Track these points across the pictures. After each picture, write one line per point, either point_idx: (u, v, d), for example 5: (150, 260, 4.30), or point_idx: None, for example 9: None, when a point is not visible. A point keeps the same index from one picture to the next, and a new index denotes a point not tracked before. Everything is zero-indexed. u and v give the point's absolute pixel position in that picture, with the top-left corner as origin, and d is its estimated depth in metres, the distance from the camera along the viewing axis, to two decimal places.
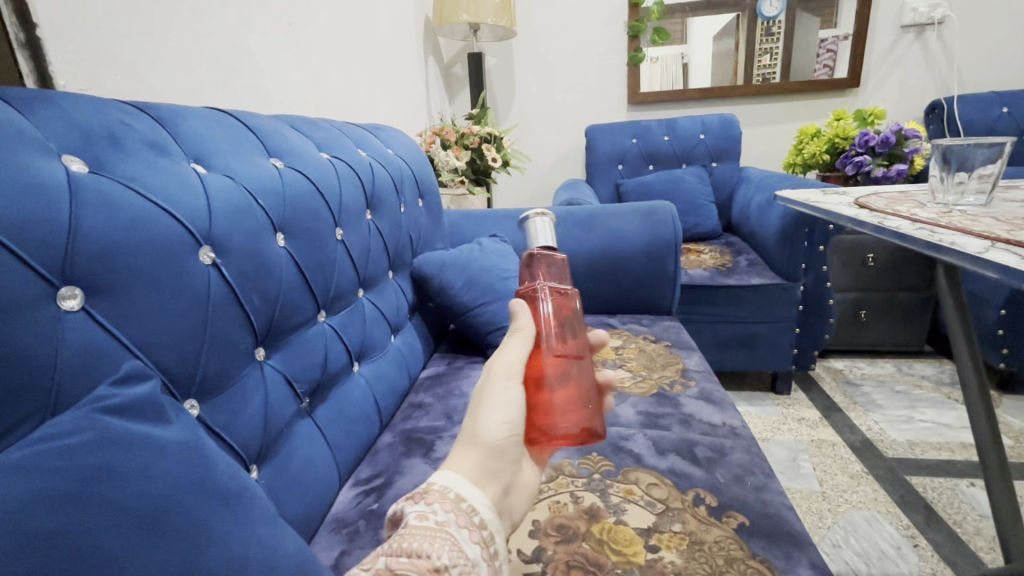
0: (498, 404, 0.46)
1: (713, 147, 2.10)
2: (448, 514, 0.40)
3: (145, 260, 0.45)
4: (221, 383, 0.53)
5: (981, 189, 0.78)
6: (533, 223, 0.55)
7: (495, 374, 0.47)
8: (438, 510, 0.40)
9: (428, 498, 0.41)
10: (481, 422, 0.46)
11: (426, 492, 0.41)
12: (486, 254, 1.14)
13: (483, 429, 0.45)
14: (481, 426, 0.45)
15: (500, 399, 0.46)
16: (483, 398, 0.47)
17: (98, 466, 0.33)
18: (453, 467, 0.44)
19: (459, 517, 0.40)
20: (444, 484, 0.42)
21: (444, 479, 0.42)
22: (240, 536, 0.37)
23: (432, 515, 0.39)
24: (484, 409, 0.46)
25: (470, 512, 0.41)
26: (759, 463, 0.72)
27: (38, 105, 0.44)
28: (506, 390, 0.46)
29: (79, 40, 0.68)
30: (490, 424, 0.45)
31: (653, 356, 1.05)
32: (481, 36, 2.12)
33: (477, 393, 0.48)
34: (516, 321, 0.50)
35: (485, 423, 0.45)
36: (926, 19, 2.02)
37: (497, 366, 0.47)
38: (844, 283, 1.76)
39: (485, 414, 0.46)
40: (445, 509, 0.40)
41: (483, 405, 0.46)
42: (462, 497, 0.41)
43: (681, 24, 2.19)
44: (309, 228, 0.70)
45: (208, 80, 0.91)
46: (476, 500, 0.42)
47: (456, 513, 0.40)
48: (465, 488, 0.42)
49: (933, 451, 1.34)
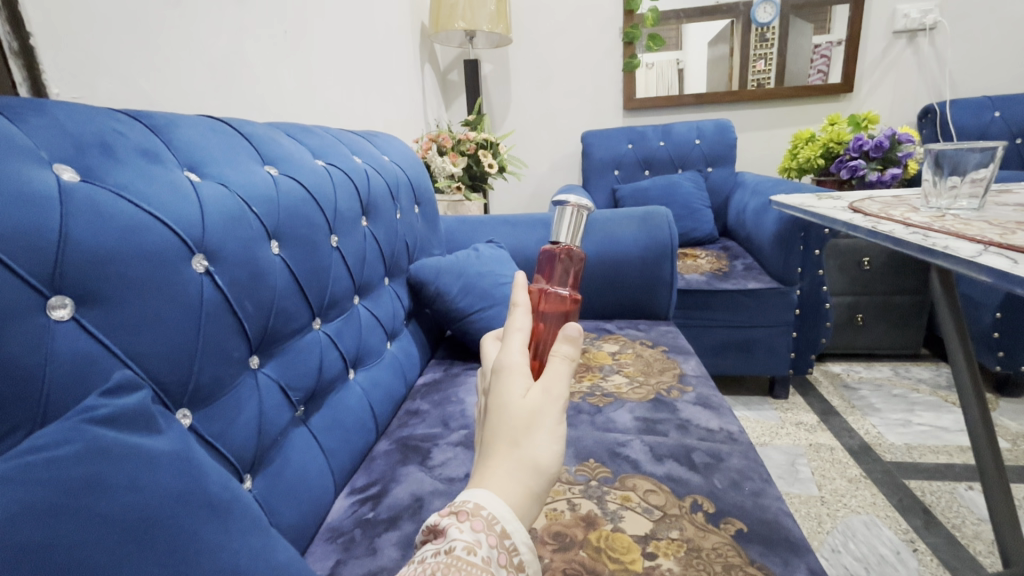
0: (556, 433, 0.37)
1: (709, 153, 2.11)
2: (492, 551, 0.33)
3: (136, 269, 0.45)
4: (214, 392, 0.52)
5: (974, 194, 0.79)
6: (571, 216, 0.50)
7: (553, 402, 0.38)
8: (483, 543, 0.33)
9: (474, 523, 0.33)
10: (538, 444, 0.36)
11: (473, 514, 0.34)
12: (483, 260, 1.14)
13: (537, 458, 0.36)
14: (537, 450, 0.36)
15: (558, 428, 0.38)
16: (541, 419, 0.37)
17: (87, 476, 0.32)
18: (503, 489, 0.35)
19: (501, 556, 0.33)
20: (493, 508, 0.34)
21: (495, 503, 0.34)
22: (231, 547, 0.37)
23: (475, 550, 0.33)
24: (541, 430, 0.37)
25: (513, 551, 0.34)
26: (757, 469, 0.72)
27: (28, 114, 0.44)
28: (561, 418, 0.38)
29: (73, 48, 0.68)
30: (547, 455, 0.36)
31: (650, 361, 1.04)
32: (477, 43, 2.13)
33: (531, 414, 0.37)
34: (568, 339, 0.42)
35: (543, 449, 0.36)
36: (917, 25, 2.05)
37: (560, 394, 0.39)
38: (840, 287, 1.77)
39: (542, 439, 0.36)
40: (490, 544, 0.33)
41: (543, 426, 0.37)
42: (510, 533, 0.34)
43: (676, 30, 2.20)
44: (303, 235, 0.70)
45: (202, 87, 0.91)
46: (524, 538, 0.34)
47: (500, 551, 0.33)
48: (515, 522, 0.34)
49: (931, 455, 1.34)
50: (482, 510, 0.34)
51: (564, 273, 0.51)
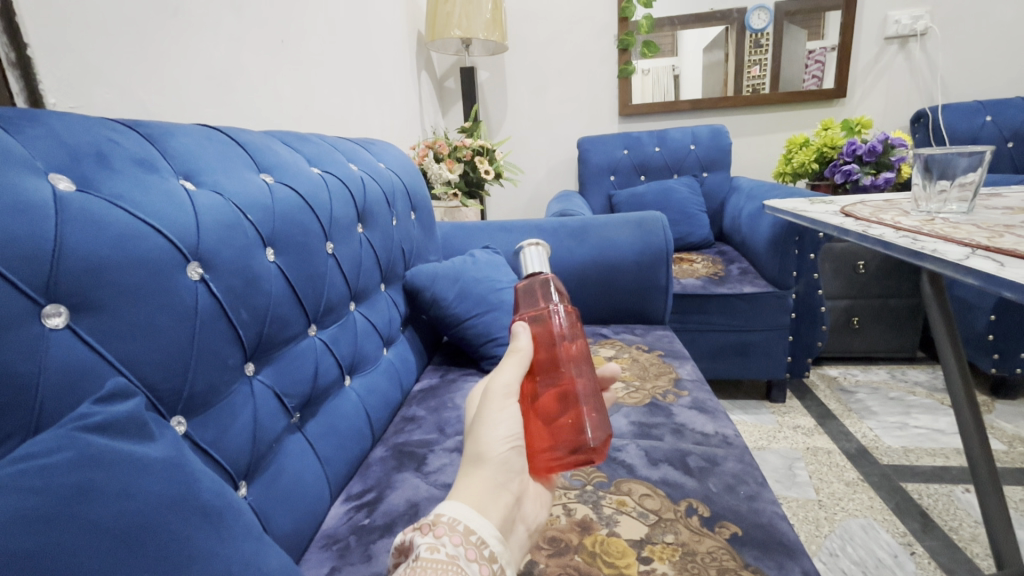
0: (499, 421, 0.45)
1: (704, 158, 2.13)
2: (458, 548, 0.38)
3: (131, 277, 0.45)
4: (209, 399, 0.53)
5: (963, 197, 0.79)
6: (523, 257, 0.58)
7: (493, 393, 0.47)
8: (447, 543, 0.38)
9: (436, 530, 0.38)
10: (482, 439, 0.45)
11: (434, 524, 0.39)
12: (479, 266, 1.15)
13: (486, 448, 0.44)
14: (483, 446, 0.44)
15: (498, 415, 0.46)
16: (482, 413, 0.46)
17: (78, 483, 0.32)
18: (460, 498, 0.41)
19: (468, 552, 0.38)
20: (453, 514, 0.40)
21: (453, 509, 0.40)
22: (223, 553, 0.37)
23: (442, 548, 0.38)
24: (483, 425, 0.45)
25: (480, 545, 0.39)
26: (752, 472, 0.72)
27: (25, 124, 0.45)
28: (504, 407, 0.46)
29: (71, 59, 0.69)
30: (495, 441, 0.45)
31: (645, 365, 1.05)
32: (473, 50, 2.15)
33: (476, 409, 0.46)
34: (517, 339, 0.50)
35: (487, 442, 0.44)
36: (908, 30, 2.07)
37: (501, 383, 0.47)
38: (835, 291, 1.78)
39: (486, 432, 0.45)
40: (455, 542, 0.38)
41: (484, 421, 0.45)
42: (472, 529, 0.39)
43: (670, 37, 2.23)
44: (299, 242, 0.70)
45: (199, 96, 0.92)
46: (487, 532, 0.40)
47: (466, 547, 0.38)
48: (476, 520, 0.40)
49: (928, 458, 1.34)
50: (442, 518, 0.39)
51: (526, 300, 0.55)
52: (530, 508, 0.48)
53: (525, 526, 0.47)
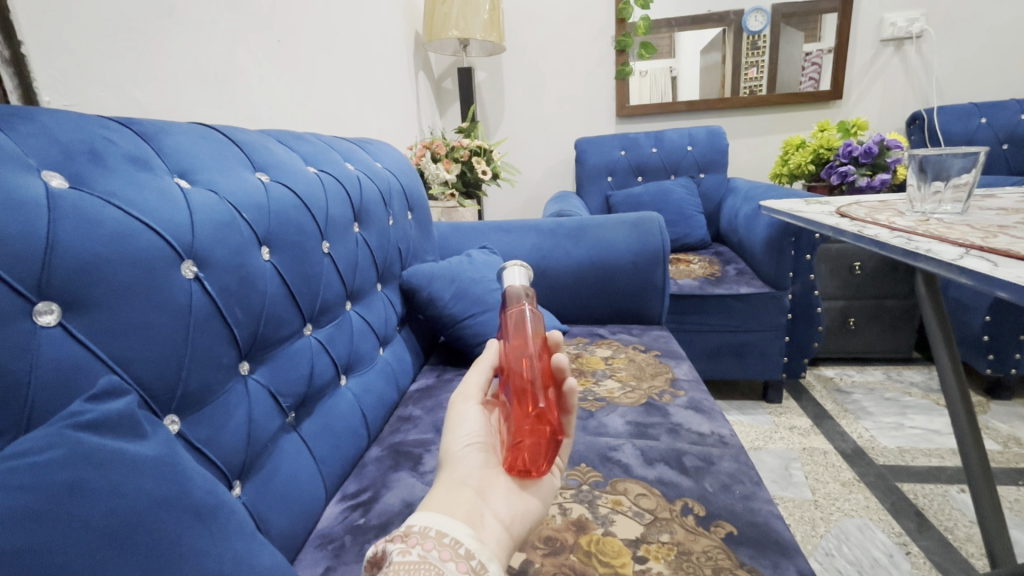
0: (459, 424, 0.49)
1: (701, 159, 2.13)
2: (430, 551, 0.38)
3: (124, 275, 0.45)
4: (203, 398, 0.52)
5: (957, 198, 0.79)
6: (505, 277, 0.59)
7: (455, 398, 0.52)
8: (418, 547, 0.38)
9: (408, 539, 0.38)
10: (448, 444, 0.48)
11: (405, 533, 0.39)
12: (475, 266, 1.15)
13: (450, 450, 0.47)
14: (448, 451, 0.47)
15: (458, 418, 0.50)
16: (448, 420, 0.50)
17: (69, 482, 0.32)
18: (429, 506, 0.42)
19: (442, 553, 0.38)
20: (423, 521, 0.40)
21: (423, 517, 0.40)
22: (214, 553, 0.37)
23: (414, 550, 0.38)
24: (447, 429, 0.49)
25: (455, 545, 0.38)
26: (748, 472, 0.72)
27: (18, 122, 0.45)
28: (463, 410, 0.50)
29: (65, 57, 0.68)
30: (455, 442, 0.48)
31: (642, 366, 1.05)
32: (471, 51, 2.15)
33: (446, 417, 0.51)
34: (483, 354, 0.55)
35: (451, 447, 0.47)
36: (904, 33, 2.08)
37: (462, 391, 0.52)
38: (831, 292, 1.78)
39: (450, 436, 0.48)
40: (427, 546, 0.38)
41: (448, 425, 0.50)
42: (443, 530, 0.39)
43: (668, 38, 2.23)
44: (294, 241, 0.70)
45: (195, 95, 0.91)
46: (460, 531, 0.39)
47: (439, 548, 0.38)
48: (447, 522, 0.40)
49: (923, 458, 1.34)
50: (413, 527, 0.39)
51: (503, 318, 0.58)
52: (502, 501, 0.45)
53: (499, 520, 0.43)
